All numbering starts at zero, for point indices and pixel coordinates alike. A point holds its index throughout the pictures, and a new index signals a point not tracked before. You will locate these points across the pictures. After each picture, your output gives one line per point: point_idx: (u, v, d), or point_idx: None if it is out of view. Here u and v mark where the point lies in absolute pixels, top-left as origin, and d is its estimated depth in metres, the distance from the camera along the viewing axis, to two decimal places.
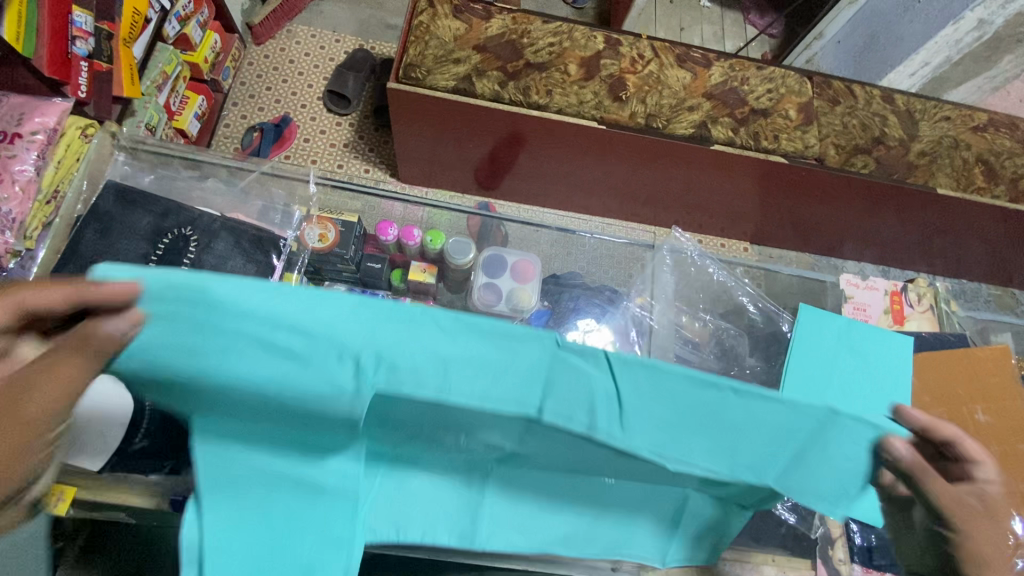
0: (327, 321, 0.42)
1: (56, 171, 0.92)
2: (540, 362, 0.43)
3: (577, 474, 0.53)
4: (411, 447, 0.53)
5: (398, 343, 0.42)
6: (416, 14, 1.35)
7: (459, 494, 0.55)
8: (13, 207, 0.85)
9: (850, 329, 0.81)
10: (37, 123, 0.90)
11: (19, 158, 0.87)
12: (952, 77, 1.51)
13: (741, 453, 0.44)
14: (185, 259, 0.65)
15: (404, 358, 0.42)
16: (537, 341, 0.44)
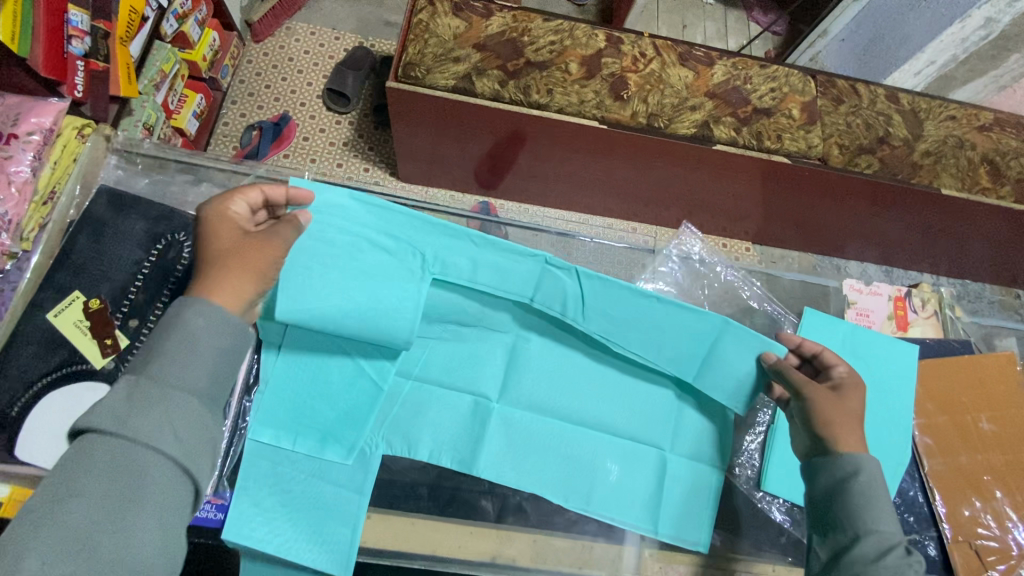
0: (403, 240, 0.68)
1: (52, 171, 0.89)
2: (535, 273, 0.67)
3: (563, 372, 0.73)
4: (434, 359, 0.73)
5: (447, 252, 0.68)
6: (416, 12, 1.33)
7: (465, 413, 0.71)
8: (10, 209, 0.82)
9: (853, 333, 0.78)
10: (33, 124, 0.87)
11: (15, 159, 0.84)
12: (958, 76, 1.49)
13: (665, 337, 0.69)
14: (178, 265, 0.64)
15: (451, 263, 0.68)
16: (531, 258, 0.67)
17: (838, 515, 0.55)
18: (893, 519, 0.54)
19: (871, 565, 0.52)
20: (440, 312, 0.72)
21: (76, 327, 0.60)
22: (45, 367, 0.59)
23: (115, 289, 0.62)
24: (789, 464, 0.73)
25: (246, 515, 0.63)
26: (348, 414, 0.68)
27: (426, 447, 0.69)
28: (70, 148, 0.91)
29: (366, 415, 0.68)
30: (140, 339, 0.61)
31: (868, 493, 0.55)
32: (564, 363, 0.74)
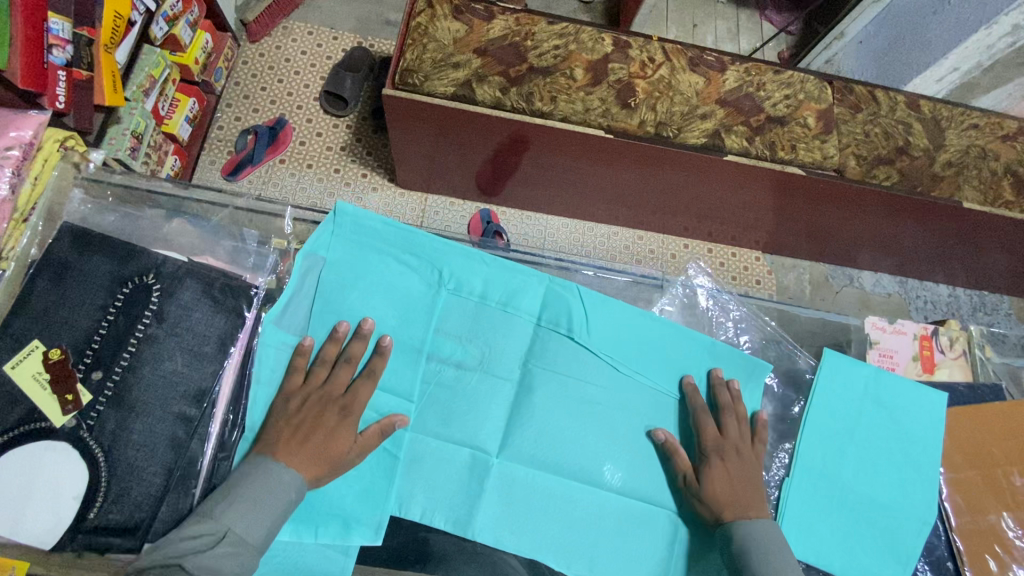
0: (416, 262, 0.70)
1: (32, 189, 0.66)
2: (542, 288, 0.72)
3: (571, 424, 0.68)
4: (436, 404, 0.67)
5: (462, 272, 0.70)
6: (413, 15, 1.27)
7: (466, 468, 0.65)
8: None
9: (877, 379, 0.72)
10: (9, 137, 0.65)
11: None
12: (983, 82, 1.41)
13: (667, 359, 0.72)
14: (147, 310, 0.59)
15: (464, 282, 0.70)
16: (539, 274, 0.72)
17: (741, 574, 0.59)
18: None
19: None
20: (444, 354, 0.68)
21: (34, 381, 0.55)
22: (0, 425, 0.54)
23: (78, 338, 0.57)
24: (808, 519, 0.67)
25: None
26: (348, 472, 0.63)
27: (420, 504, 0.63)
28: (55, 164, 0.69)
29: (382, 477, 0.63)
30: (104, 393, 0.56)
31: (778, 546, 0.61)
32: (574, 414, 0.68)
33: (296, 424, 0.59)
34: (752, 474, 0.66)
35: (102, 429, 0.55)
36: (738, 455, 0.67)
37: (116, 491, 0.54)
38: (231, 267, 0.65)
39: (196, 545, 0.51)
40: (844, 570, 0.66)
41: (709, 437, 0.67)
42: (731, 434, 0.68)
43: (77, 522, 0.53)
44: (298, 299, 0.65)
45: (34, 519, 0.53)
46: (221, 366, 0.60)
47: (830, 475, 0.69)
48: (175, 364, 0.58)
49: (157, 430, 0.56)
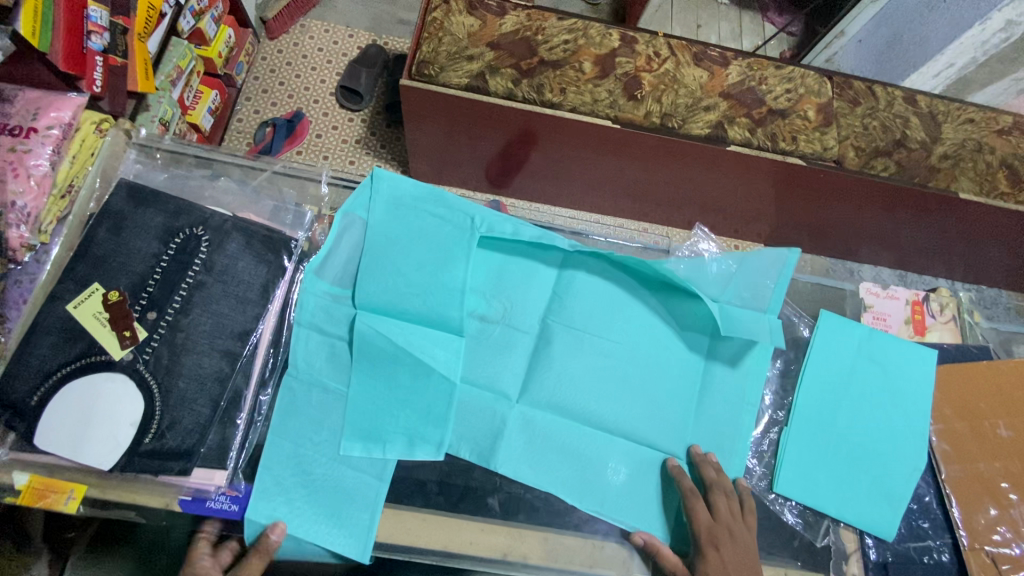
0: (449, 219, 0.75)
1: (72, 166, 0.83)
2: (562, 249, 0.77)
3: (587, 373, 0.73)
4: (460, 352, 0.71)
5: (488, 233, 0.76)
6: (430, 10, 1.34)
7: (489, 411, 0.70)
8: (29, 202, 0.76)
9: (869, 339, 0.78)
10: (52, 118, 0.83)
11: (35, 153, 0.79)
12: (979, 79, 1.46)
13: (677, 319, 0.77)
14: (197, 259, 0.64)
15: (491, 241, 0.75)
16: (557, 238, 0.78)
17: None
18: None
19: None
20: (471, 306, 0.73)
21: (95, 319, 0.61)
22: (65, 357, 0.60)
23: (134, 282, 0.63)
24: (805, 464, 0.72)
25: (270, 494, 0.62)
26: (379, 414, 0.67)
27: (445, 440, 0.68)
28: (89, 143, 0.85)
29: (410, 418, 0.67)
30: (158, 331, 0.61)
31: None
32: (591, 365, 0.73)
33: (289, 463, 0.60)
34: (747, 551, 0.64)
35: (157, 362, 0.61)
36: (731, 536, 0.64)
37: (169, 419, 0.59)
38: (270, 224, 0.70)
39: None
40: (839, 512, 0.71)
41: (702, 521, 0.65)
42: (721, 511, 0.65)
43: (134, 446, 0.58)
44: (337, 253, 0.70)
45: (95, 442, 0.58)
46: (264, 310, 0.66)
47: (824, 426, 0.74)
48: (222, 307, 0.64)
49: (206, 366, 0.62)
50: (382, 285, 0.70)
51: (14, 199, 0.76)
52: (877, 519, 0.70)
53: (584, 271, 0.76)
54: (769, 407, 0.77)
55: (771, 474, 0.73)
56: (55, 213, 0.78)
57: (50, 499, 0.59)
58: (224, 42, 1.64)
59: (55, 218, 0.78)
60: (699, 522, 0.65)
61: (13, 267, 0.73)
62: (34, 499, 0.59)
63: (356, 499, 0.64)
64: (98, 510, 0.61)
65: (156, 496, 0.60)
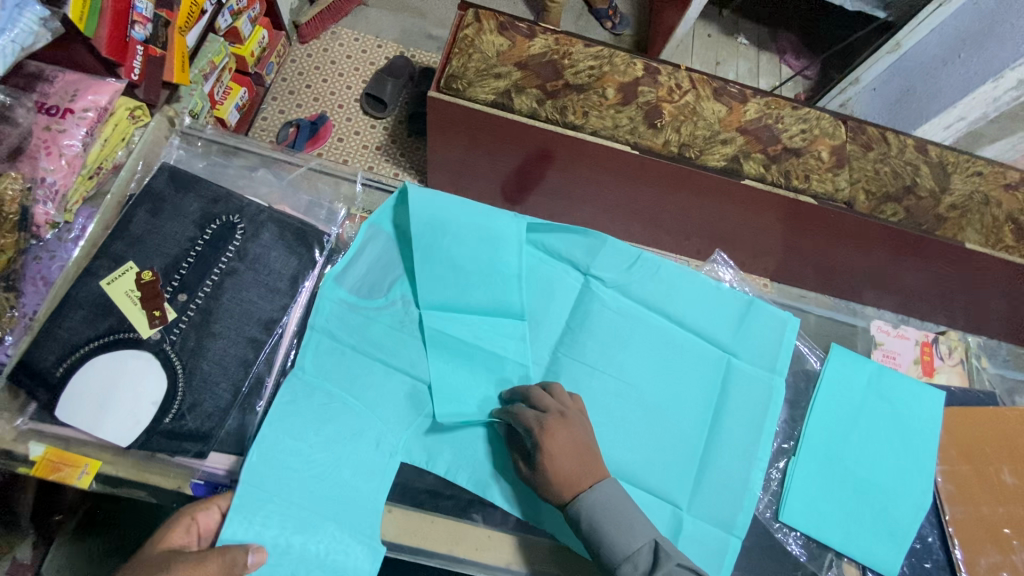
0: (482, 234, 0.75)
1: (102, 148, 0.85)
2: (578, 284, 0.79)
3: (594, 409, 0.72)
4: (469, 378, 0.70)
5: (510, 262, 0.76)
6: (462, 28, 1.38)
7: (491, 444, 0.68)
8: (58, 180, 0.78)
9: (879, 375, 0.79)
10: (89, 101, 0.83)
11: (69, 133, 0.80)
12: (988, 133, 1.50)
13: (685, 364, 0.76)
14: (231, 245, 0.66)
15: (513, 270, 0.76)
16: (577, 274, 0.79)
17: (600, 553, 0.57)
18: (648, 523, 0.60)
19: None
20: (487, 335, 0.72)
21: (127, 296, 0.62)
22: (94, 332, 0.60)
23: (168, 263, 0.64)
24: (812, 497, 0.73)
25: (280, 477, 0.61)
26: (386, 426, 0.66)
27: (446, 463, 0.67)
28: (121, 128, 0.88)
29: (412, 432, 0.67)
30: (188, 313, 0.62)
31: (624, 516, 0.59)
32: (598, 401, 0.72)
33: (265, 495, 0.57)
34: (584, 432, 0.63)
35: (183, 344, 0.61)
36: (562, 419, 0.63)
37: (191, 401, 0.60)
38: (306, 218, 0.72)
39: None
40: (843, 545, 0.71)
41: (530, 416, 0.63)
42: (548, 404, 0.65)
43: (154, 425, 0.59)
44: (360, 260, 0.70)
45: (115, 418, 0.59)
46: (291, 301, 0.67)
47: (834, 458, 0.75)
48: (251, 294, 0.65)
49: (231, 351, 0.62)
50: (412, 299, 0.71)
51: (44, 175, 0.78)
52: (880, 555, 0.70)
53: (599, 308, 0.77)
54: (779, 436, 0.77)
55: (778, 503, 0.73)
56: (81, 192, 0.81)
57: (64, 472, 0.59)
58: (258, 42, 1.68)
59: (79, 198, 0.81)
60: (526, 418, 0.63)
61: (34, 242, 0.78)
62: (47, 471, 0.59)
63: (367, 493, 0.62)
64: (109, 488, 0.60)
65: (168, 476, 0.60)
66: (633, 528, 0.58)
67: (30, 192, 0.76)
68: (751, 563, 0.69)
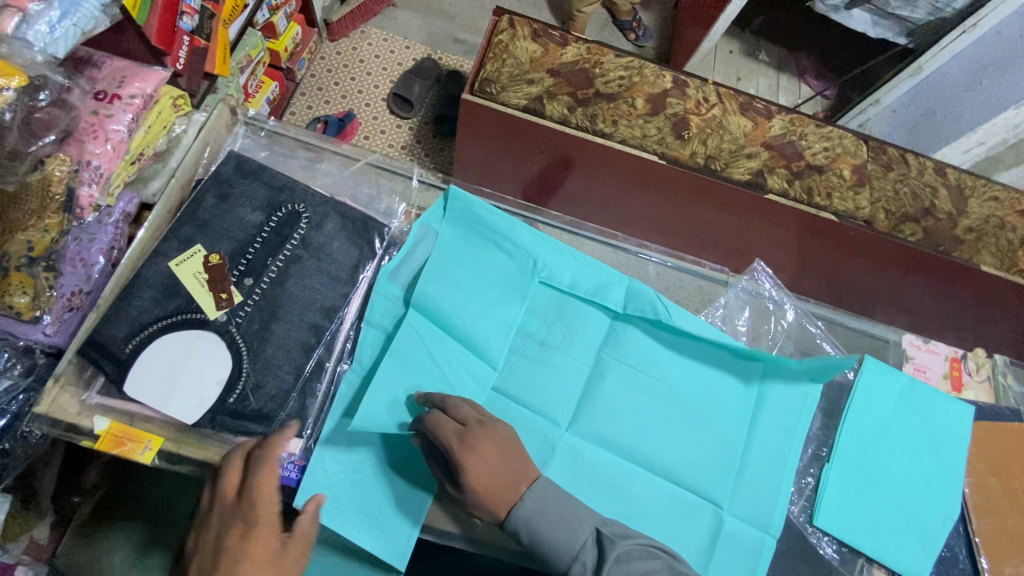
0: (522, 238, 0.77)
1: (145, 135, 0.85)
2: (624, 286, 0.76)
3: (635, 411, 0.72)
4: (517, 373, 0.71)
5: (553, 262, 0.77)
6: (496, 33, 1.40)
7: (539, 440, 0.69)
8: (103, 164, 0.79)
9: (910, 387, 0.81)
10: (135, 88, 0.83)
11: (116, 117, 0.80)
12: (1006, 159, 1.52)
13: (725, 370, 0.76)
14: (296, 233, 0.67)
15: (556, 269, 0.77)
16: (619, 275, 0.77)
17: (551, 558, 0.59)
18: (585, 516, 0.60)
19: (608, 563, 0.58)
20: (531, 332, 0.74)
21: (195, 278, 0.64)
22: (162, 311, 0.62)
23: (235, 247, 0.66)
24: (845, 502, 0.74)
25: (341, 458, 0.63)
26: None
27: None
28: (164, 117, 0.87)
29: None
30: (253, 297, 0.64)
31: (554, 510, 0.60)
32: (638, 402, 0.73)
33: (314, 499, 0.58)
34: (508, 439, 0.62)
35: (248, 327, 0.63)
36: (483, 425, 0.61)
37: (254, 382, 0.61)
38: (366, 210, 0.74)
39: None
40: (875, 552, 0.72)
41: (449, 430, 0.59)
42: (466, 415, 0.62)
43: (218, 404, 0.60)
44: (410, 259, 0.73)
45: (181, 396, 0.60)
46: (351, 290, 0.68)
47: (867, 467, 0.76)
48: (314, 282, 0.66)
49: (294, 335, 0.64)
50: (460, 296, 0.72)
51: (90, 158, 0.78)
52: (911, 562, 0.72)
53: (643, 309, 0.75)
54: (814, 442, 0.78)
55: (811, 508, 0.74)
56: (124, 177, 0.82)
57: (127, 447, 0.60)
58: (291, 38, 1.70)
59: (122, 182, 0.82)
60: (445, 433, 0.59)
61: (74, 224, 0.77)
62: (110, 446, 0.60)
63: (420, 482, 0.64)
64: (172, 464, 0.61)
65: (228, 455, 0.61)
66: (572, 523, 0.59)
67: (76, 173, 0.76)
68: (785, 563, 0.71)
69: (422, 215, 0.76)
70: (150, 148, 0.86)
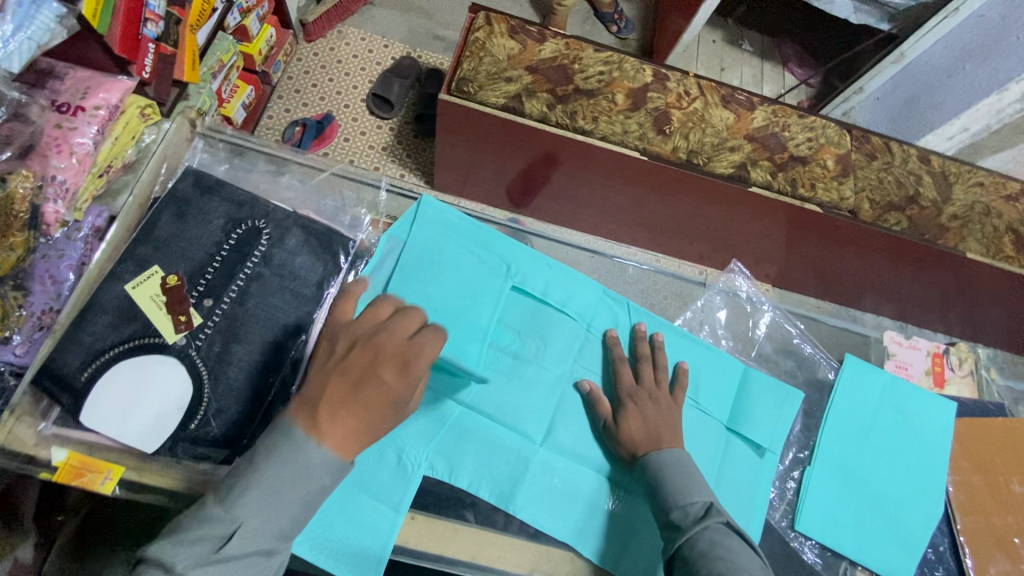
0: (496, 249, 0.76)
1: (113, 147, 0.81)
2: (596, 299, 0.77)
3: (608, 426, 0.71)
4: (490, 389, 0.69)
5: (527, 272, 0.76)
6: (473, 30, 1.37)
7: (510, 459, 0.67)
8: (69, 177, 0.75)
9: (893, 386, 0.80)
10: (99, 99, 0.79)
11: (80, 130, 0.76)
12: (989, 145, 1.51)
13: (705, 374, 0.76)
14: (256, 250, 0.66)
15: (530, 280, 0.76)
16: (594, 285, 0.78)
17: (662, 493, 0.61)
18: (707, 488, 0.62)
19: (686, 532, 0.57)
20: (505, 345, 0.72)
21: (152, 301, 0.61)
22: (118, 337, 0.60)
23: (194, 267, 0.64)
24: (828, 506, 0.74)
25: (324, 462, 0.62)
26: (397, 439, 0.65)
27: (467, 475, 0.65)
28: (133, 126, 0.83)
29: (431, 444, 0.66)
30: (213, 319, 0.62)
31: (684, 470, 0.63)
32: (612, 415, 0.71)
33: (348, 389, 0.54)
34: (670, 414, 0.69)
35: (209, 350, 0.61)
36: (654, 400, 0.69)
37: (216, 407, 0.60)
38: (330, 223, 0.72)
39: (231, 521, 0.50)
40: (858, 554, 0.72)
41: (625, 383, 0.70)
42: (648, 377, 0.72)
43: (179, 431, 0.59)
44: (378, 274, 0.71)
45: (141, 424, 0.58)
46: (316, 307, 0.66)
47: (850, 469, 0.76)
48: (276, 300, 0.64)
49: (256, 357, 0.62)
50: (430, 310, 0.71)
51: (53, 173, 0.74)
52: (894, 564, 0.72)
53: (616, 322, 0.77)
54: (795, 446, 0.77)
55: (794, 512, 0.74)
56: (92, 190, 0.77)
57: (87, 478, 0.58)
58: (265, 40, 1.66)
59: (90, 196, 0.78)
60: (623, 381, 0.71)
61: (41, 241, 0.74)
62: (70, 477, 0.58)
63: (388, 501, 0.62)
64: (134, 493, 0.60)
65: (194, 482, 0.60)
66: (695, 484, 0.61)
67: (40, 189, 0.72)
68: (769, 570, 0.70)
69: (392, 226, 0.75)
70: (118, 159, 0.83)
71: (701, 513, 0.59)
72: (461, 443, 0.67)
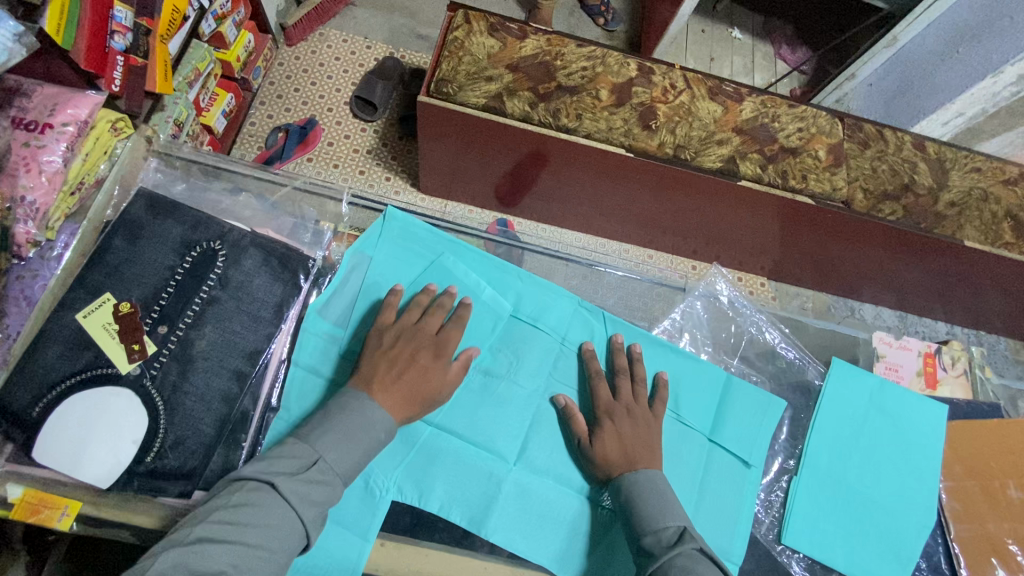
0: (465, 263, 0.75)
1: (83, 164, 0.76)
2: (569, 311, 0.75)
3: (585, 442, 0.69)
4: (460, 408, 0.67)
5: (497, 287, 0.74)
6: (451, 29, 1.33)
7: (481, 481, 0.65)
8: (38, 197, 0.70)
9: (881, 390, 0.78)
10: (68, 115, 0.75)
11: (48, 148, 0.72)
12: (987, 128, 1.46)
13: (683, 385, 0.74)
14: (212, 273, 0.64)
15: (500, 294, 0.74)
16: (567, 296, 0.76)
17: (634, 517, 0.60)
18: (682, 513, 0.61)
19: (658, 558, 0.56)
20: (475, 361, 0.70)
21: (105, 330, 0.59)
22: (69, 369, 0.58)
23: (147, 293, 0.62)
24: (816, 517, 0.71)
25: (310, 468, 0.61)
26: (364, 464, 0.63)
27: (437, 500, 0.63)
28: (104, 141, 0.79)
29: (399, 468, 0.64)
30: (168, 346, 0.60)
31: (659, 497, 0.61)
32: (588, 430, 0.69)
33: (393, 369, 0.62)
34: (648, 430, 0.67)
35: (164, 378, 0.59)
36: (629, 414, 0.68)
37: (173, 438, 0.58)
38: (289, 242, 0.70)
39: (291, 466, 0.53)
40: (847, 567, 0.70)
41: (602, 398, 0.69)
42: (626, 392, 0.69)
43: (134, 465, 0.57)
44: (342, 292, 0.70)
45: (95, 459, 0.56)
46: (277, 329, 0.65)
47: (837, 477, 0.73)
48: (234, 324, 0.63)
49: (213, 385, 0.60)
50: None
51: (23, 193, 0.69)
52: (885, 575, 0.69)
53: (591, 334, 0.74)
54: (780, 455, 0.75)
55: (780, 525, 0.71)
56: (64, 209, 0.73)
57: (43, 514, 0.56)
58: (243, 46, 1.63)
59: (62, 215, 0.72)
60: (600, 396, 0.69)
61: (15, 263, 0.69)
62: (26, 514, 0.56)
63: (355, 528, 0.60)
64: (93, 528, 0.58)
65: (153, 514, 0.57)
66: (669, 507, 0.60)
67: (9, 211, 0.68)
68: None
69: (357, 242, 0.73)
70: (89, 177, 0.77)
71: (674, 539, 0.57)
72: (431, 466, 0.64)
